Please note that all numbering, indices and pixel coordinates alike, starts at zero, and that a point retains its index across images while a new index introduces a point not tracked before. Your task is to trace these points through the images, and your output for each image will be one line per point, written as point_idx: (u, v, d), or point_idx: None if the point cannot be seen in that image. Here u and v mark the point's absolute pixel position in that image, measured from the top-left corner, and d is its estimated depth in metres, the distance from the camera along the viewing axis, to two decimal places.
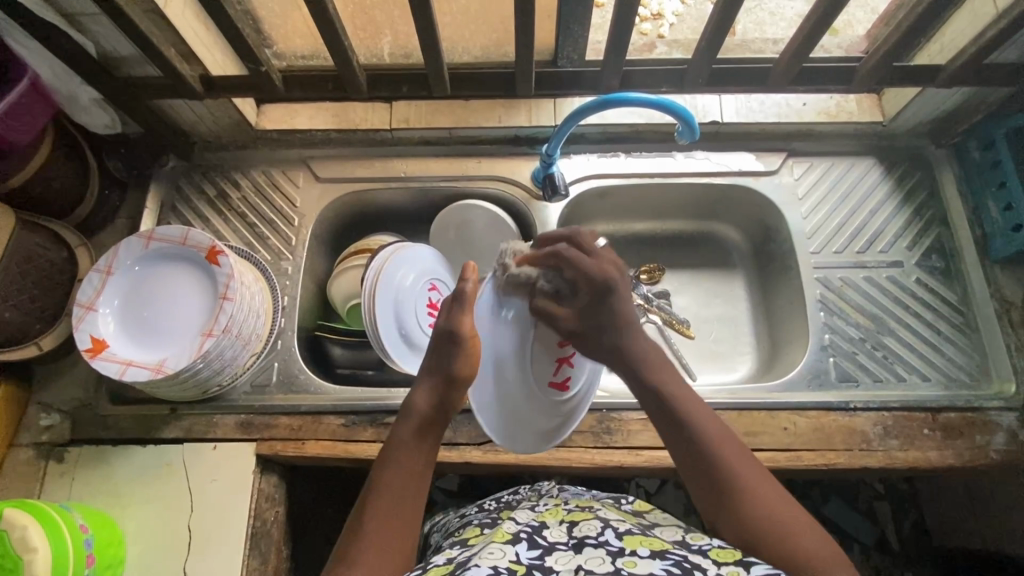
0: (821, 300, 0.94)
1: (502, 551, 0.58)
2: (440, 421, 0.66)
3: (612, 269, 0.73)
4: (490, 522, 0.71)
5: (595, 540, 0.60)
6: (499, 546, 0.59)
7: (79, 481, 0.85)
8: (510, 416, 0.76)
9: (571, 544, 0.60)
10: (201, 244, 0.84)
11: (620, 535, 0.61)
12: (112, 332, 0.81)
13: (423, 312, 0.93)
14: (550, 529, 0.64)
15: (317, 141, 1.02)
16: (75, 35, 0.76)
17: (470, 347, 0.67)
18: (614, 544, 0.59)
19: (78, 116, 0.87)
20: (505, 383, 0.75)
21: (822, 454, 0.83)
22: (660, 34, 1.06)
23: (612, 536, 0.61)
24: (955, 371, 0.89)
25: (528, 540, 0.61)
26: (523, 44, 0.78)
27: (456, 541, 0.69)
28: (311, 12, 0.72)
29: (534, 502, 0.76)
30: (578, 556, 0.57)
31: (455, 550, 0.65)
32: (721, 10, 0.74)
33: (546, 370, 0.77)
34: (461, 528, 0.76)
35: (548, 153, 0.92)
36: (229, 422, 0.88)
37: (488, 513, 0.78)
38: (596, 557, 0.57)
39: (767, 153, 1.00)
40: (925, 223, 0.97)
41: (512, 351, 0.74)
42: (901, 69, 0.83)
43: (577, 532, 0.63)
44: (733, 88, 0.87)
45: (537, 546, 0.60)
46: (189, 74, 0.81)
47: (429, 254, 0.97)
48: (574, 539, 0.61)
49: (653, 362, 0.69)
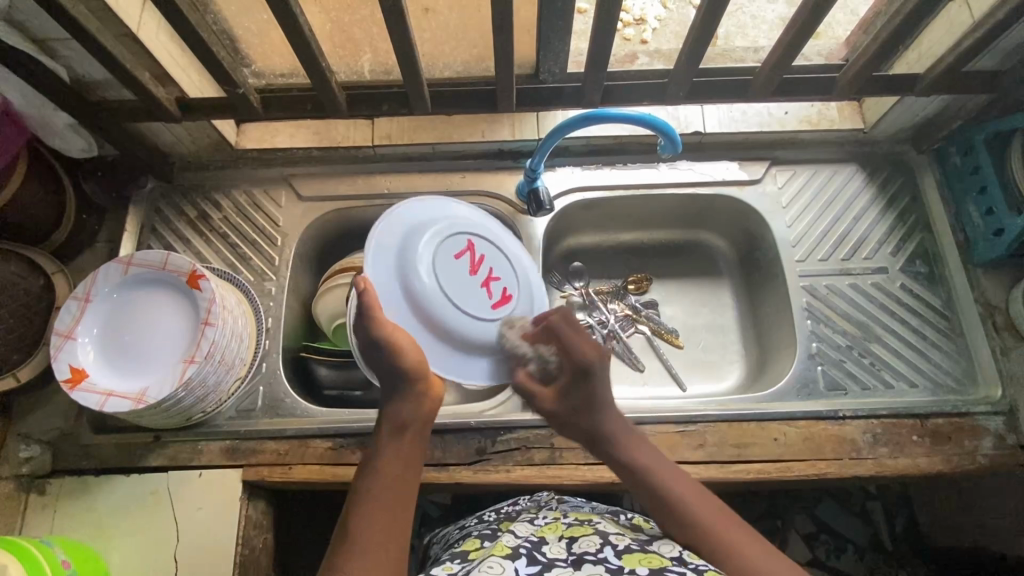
0: (807, 307, 0.94)
1: (501, 568, 0.58)
2: (417, 432, 0.65)
3: (592, 350, 0.71)
4: (490, 534, 0.71)
5: (595, 557, 0.61)
6: (498, 561, 0.60)
7: (62, 514, 0.83)
8: (468, 351, 0.73)
9: (571, 560, 0.61)
10: (180, 268, 0.83)
11: (619, 553, 0.61)
12: (91, 361, 0.80)
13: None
14: (550, 545, 0.65)
15: (298, 159, 1.01)
16: (46, 61, 0.74)
17: (393, 345, 0.65)
18: (612, 561, 0.60)
19: (52, 141, 0.86)
20: (449, 331, 0.72)
21: (813, 464, 0.83)
22: (643, 40, 1.06)
23: (610, 554, 0.61)
24: (942, 376, 0.89)
25: (528, 556, 0.61)
26: (502, 61, 0.78)
27: (455, 553, 0.69)
28: (286, 34, 0.71)
29: (534, 514, 0.75)
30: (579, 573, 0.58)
31: (455, 564, 0.65)
32: (702, 21, 0.73)
33: (478, 297, 0.74)
34: (460, 541, 0.76)
35: (532, 167, 0.92)
36: (215, 448, 0.86)
37: (487, 525, 0.77)
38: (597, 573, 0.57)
39: (750, 161, 1.01)
40: (908, 229, 0.98)
41: (431, 295, 0.71)
42: (881, 79, 0.83)
43: (576, 548, 0.63)
44: (714, 101, 0.87)
45: (537, 561, 0.61)
46: (164, 98, 0.80)
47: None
48: (574, 556, 0.62)
49: (621, 435, 0.69)
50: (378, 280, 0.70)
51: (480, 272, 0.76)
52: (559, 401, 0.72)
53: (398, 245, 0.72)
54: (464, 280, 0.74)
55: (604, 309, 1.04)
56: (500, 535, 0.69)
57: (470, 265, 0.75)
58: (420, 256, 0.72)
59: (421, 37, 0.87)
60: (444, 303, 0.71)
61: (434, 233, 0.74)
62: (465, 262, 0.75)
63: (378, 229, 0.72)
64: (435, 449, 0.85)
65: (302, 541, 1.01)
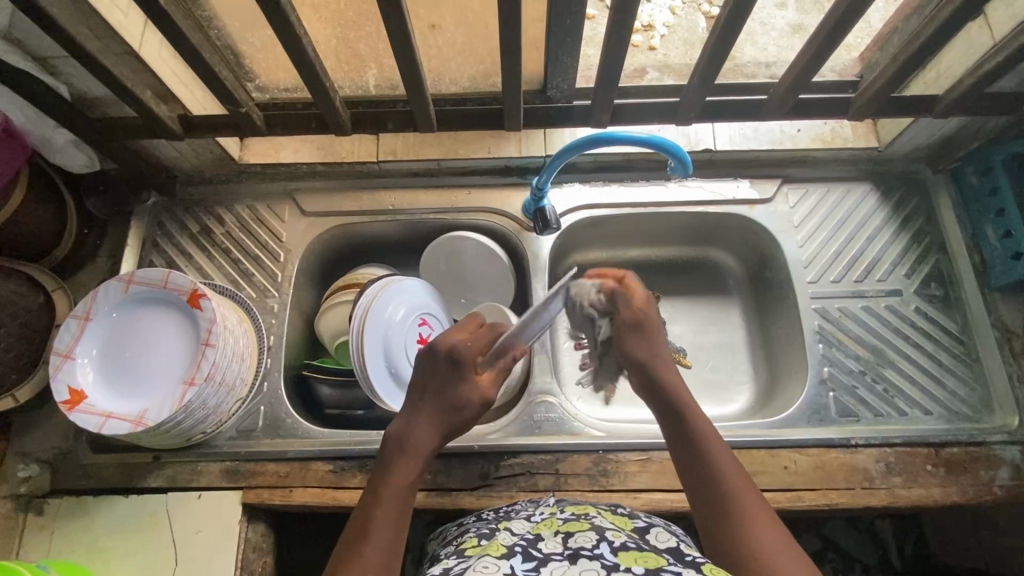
0: (819, 331, 0.92)
1: (497, 565, 0.54)
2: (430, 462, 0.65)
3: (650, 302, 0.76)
4: (488, 531, 0.68)
5: (590, 551, 0.55)
6: (493, 559, 0.56)
7: (59, 535, 0.82)
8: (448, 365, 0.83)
9: (567, 554, 0.56)
10: (181, 287, 0.81)
11: (615, 550, 0.56)
12: (91, 381, 0.79)
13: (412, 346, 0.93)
14: (545, 541, 0.60)
15: (303, 174, 1.00)
16: (46, 78, 0.73)
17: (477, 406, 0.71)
18: (608, 558, 0.54)
19: (53, 157, 0.84)
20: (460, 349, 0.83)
21: (825, 493, 0.81)
22: (652, 47, 1.04)
23: (607, 551, 0.56)
24: (956, 403, 0.87)
25: (523, 552, 0.57)
26: (509, 77, 0.76)
27: (453, 550, 0.66)
28: (290, 54, 0.70)
29: (531, 511, 0.72)
30: (572, 568, 0.53)
31: (451, 560, 0.62)
32: (716, 42, 0.71)
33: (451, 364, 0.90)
34: (457, 536, 0.73)
35: (538, 186, 0.90)
36: (214, 469, 0.85)
37: (485, 521, 0.74)
38: (591, 567, 0.52)
39: (762, 180, 0.99)
40: (923, 249, 0.95)
41: None
42: (898, 100, 0.81)
43: (572, 542, 0.58)
44: (727, 120, 0.85)
45: (532, 558, 0.56)
46: (166, 116, 0.78)
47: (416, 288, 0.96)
48: (569, 550, 0.57)
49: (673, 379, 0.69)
50: None
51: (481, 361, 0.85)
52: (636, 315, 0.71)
53: None
54: None
55: None
56: (498, 533, 0.66)
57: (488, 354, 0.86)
58: None
59: (427, 53, 0.85)
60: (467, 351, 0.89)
61: None
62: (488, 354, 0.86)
63: None
64: (437, 474, 0.83)
65: (303, 560, 1.00)
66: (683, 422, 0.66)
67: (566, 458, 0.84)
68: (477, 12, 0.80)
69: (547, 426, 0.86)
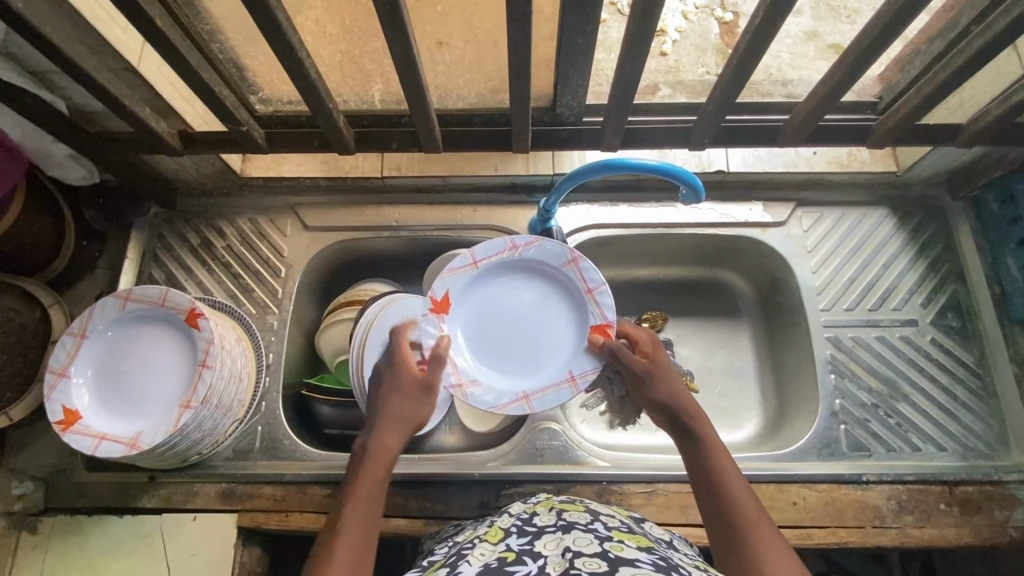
0: (831, 360, 0.89)
1: (492, 546, 0.53)
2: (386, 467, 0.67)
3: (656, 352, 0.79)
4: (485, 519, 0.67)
5: (584, 525, 0.55)
6: (488, 543, 0.55)
7: (52, 554, 0.81)
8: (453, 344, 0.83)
9: (561, 525, 0.55)
10: (179, 305, 0.79)
11: (609, 527, 0.55)
12: (86, 402, 0.77)
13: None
14: (540, 515, 0.59)
15: (306, 188, 0.98)
16: (43, 93, 0.71)
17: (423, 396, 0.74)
18: (602, 532, 0.54)
19: (51, 170, 0.83)
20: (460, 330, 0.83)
21: (833, 531, 0.79)
22: (663, 53, 1.01)
23: (600, 526, 0.55)
24: (972, 439, 0.85)
25: (518, 530, 0.56)
26: (517, 98, 0.73)
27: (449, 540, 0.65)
28: (292, 75, 0.68)
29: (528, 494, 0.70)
30: (566, 539, 0.52)
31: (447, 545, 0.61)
32: (734, 69, 0.68)
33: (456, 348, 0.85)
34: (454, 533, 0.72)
35: (546, 208, 0.88)
36: (210, 491, 0.84)
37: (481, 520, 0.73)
38: (584, 539, 0.51)
39: (775, 203, 0.96)
40: (940, 278, 0.93)
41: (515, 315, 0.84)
42: (920, 128, 0.78)
43: (566, 515, 0.57)
44: (741, 146, 0.83)
45: (527, 532, 0.55)
46: (165, 132, 0.77)
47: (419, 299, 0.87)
48: (563, 522, 0.56)
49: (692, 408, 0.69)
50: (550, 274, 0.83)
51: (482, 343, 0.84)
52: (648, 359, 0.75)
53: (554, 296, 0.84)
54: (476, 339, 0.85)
55: None
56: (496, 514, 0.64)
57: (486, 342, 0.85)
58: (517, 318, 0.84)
59: (434, 69, 0.82)
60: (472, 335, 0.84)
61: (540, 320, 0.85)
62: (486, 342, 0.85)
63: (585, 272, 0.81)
64: (437, 501, 0.82)
65: None
66: (700, 447, 0.64)
67: (569, 487, 0.82)
68: (486, 29, 0.77)
69: (550, 454, 0.84)
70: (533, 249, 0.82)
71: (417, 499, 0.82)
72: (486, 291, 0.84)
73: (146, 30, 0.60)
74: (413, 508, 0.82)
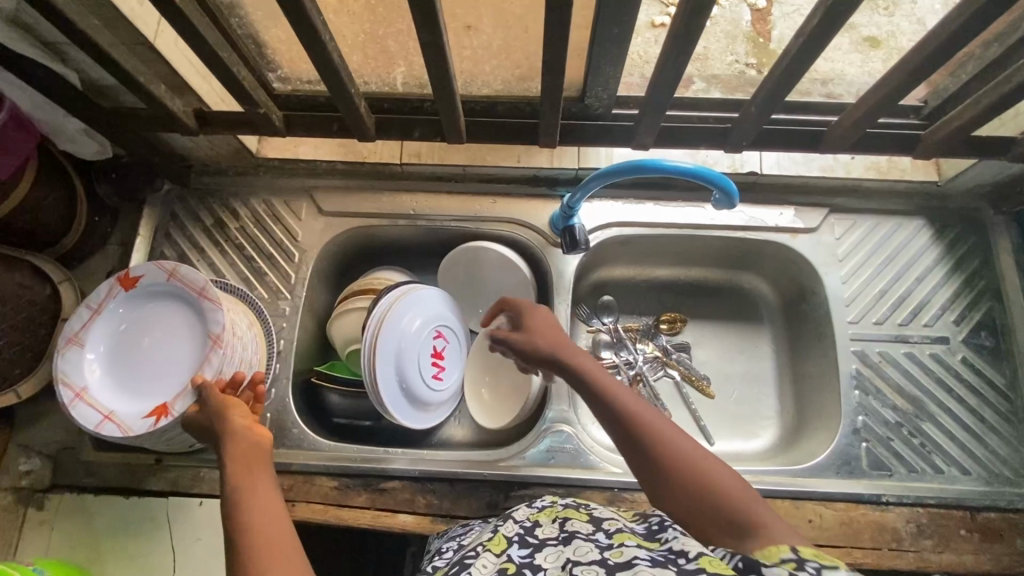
0: (856, 375, 0.87)
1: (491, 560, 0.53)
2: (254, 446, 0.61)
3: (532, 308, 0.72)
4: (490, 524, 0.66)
5: (585, 534, 0.54)
6: (489, 557, 0.54)
7: (57, 532, 0.81)
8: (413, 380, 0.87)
9: (562, 537, 0.54)
10: (219, 299, 0.76)
11: (609, 532, 0.54)
12: (96, 388, 0.75)
13: (424, 354, 0.89)
14: (543, 527, 0.58)
15: (322, 171, 0.96)
16: (56, 66, 0.68)
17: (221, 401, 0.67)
18: (602, 539, 0.53)
19: (63, 144, 0.81)
20: (409, 364, 0.86)
21: (849, 552, 0.77)
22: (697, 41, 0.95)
23: (602, 533, 0.54)
24: (998, 465, 0.82)
25: (519, 541, 0.55)
26: (547, 89, 0.70)
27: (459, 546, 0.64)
28: (314, 57, 0.65)
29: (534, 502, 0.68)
30: (565, 550, 0.52)
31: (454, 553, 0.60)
32: (783, 71, 0.64)
33: (426, 364, 0.89)
34: (460, 535, 0.70)
35: (569, 205, 0.85)
36: (217, 477, 0.83)
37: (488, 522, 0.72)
38: (584, 547, 0.51)
39: (807, 208, 0.92)
40: (976, 295, 0.89)
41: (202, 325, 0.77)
42: (972, 140, 0.74)
43: (568, 526, 0.56)
44: (777, 149, 0.80)
45: (528, 544, 0.55)
46: (181, 111, 0.74)
47: (427, 292, 0.90)
48: (565, 533, 0.55)
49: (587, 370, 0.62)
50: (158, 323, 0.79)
51: (436, 345, 0.91)
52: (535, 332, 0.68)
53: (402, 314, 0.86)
54: (424, 358, 0.89)
55: (632, 348, 0.98)
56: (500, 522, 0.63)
57: (437, 351, 0.91)
58: (420, 332, 0.88)
59: (460, 54, 0.78)
60: (414, 363, 0.87)
61: (422, 326, 0.88)
62: (437, 348, 0.91)
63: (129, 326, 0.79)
64: (444, 499, 0.81)
65: None
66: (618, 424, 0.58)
67: (579, 492, 0.80)
68: (517, 14, 0.72)
69: (561, 458, 0.83)
70: (115, 300, 0.79)
71: (425, 496, 0.81)
72: (111, 337, 0.78)
73: (164, 5, 0.57)
74: (421, 504, 0.81)
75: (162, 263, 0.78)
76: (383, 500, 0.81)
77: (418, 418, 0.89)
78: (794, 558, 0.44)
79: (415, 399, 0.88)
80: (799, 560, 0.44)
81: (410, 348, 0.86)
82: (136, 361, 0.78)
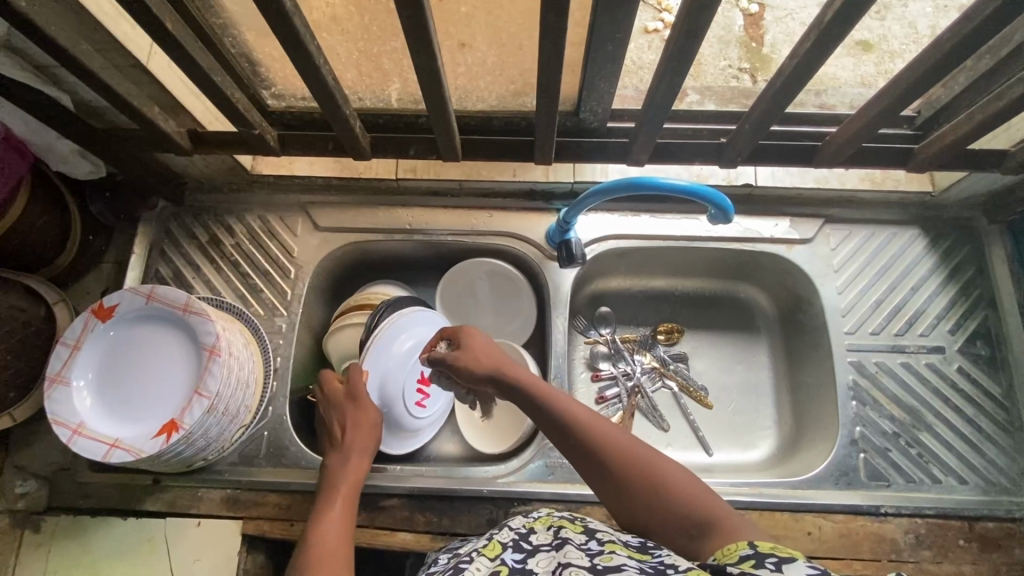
0: (853, 387, 0.87)
1: (486, 560, 0.54)
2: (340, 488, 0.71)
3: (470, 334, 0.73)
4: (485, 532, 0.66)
5: (579, 542, 0.54)
6: (483, 557, 0.55)
7: (56, 554, 0.80)
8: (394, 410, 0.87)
9: (555, 543, 0.55)
10: (204, 311, 0.76)
11: (602, 540, 0.55)
12: (93, 419, 0.75)
13: (411, 387, 0.88)
14: (537, 534, 0.59)
15: (317, 187, 0.96)
16: (49, 88, 0.68)
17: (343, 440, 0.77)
18: (594, 546, 0.53)
19: (56, 164, 0.81)
20: (391, 394, 0.86)
21: (847, 563, 0.78)
22: None
23: (595, 541, 0.55)
24: (995, 474, 0.82)
25: (513, 545, 0.56)
26: (543, 106, 0.69)
27: (452, 551, 0.65)
28: (309, 77, 0.64)
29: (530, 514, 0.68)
30: (558, 555, 0.53)
31: (450, 557, 0.61)
32: (779, 87, 0.64)
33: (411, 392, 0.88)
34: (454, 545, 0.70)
35: (565, 219, 0.85)
36: (214, 497, 0.83)
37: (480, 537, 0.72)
38: (576, 552, 0.52)
39: (802, 219, 0.93)
40: (970, 304, 0.89)
41: (196, 339, 0.77)
42: (965, 155, 0.74)
43: (562, 533, 0.57)
44: (772, 163, 0.80)
45: (522, 549, 0.56)
46: (174, 131, 0.73)
47: (398, 325, 0.85)
48: (559, 540, 0.56)
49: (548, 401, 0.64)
50: (148, 346, 0.79)
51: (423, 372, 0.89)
52: (483, 359, 0.69)
53: (386, 346, 0.85)
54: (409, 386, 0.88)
55: (630, 359, 0.98)
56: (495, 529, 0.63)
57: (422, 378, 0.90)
58: (404, 362, 0.87)
59: (455, 71, 0.77)
60: (397, 393, 0.86)
61: (407, 356, 0.87)
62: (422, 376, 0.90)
63: (113, 354, 0.78)
64: (443, 516, 0.81)
65: None
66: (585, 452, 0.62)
67: (579, 507, 0.80)
68: (511, 32, 0.71)
69: (561, 473, 0.83)
70: (94, 332, 0.77)
71: (424, 513, 0.81)
72: (95, 367, 0.77)
73: (156, 31, 0.56)
74: (420, 522, 0.81)
75: (137, 287, 0.78)
76: (382, 518, 0.81)
77: (428, 435, 0.94)
78: (752, 554, 0.48)
79: (417, 430, 0.91)
80: (757, 556, 0.48)
81: (392, 379, 0.86)
82: (124, 387, 0.77)
